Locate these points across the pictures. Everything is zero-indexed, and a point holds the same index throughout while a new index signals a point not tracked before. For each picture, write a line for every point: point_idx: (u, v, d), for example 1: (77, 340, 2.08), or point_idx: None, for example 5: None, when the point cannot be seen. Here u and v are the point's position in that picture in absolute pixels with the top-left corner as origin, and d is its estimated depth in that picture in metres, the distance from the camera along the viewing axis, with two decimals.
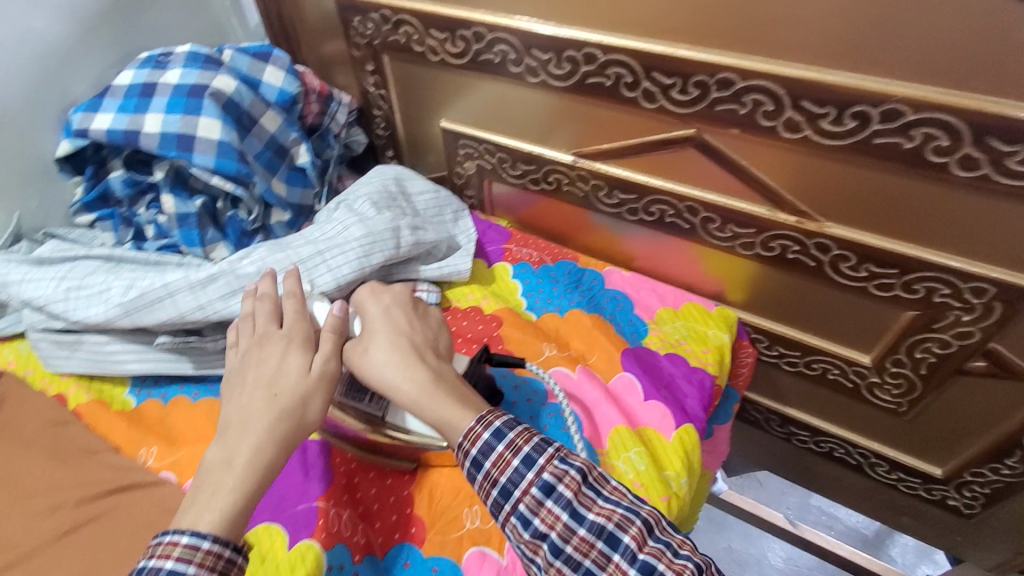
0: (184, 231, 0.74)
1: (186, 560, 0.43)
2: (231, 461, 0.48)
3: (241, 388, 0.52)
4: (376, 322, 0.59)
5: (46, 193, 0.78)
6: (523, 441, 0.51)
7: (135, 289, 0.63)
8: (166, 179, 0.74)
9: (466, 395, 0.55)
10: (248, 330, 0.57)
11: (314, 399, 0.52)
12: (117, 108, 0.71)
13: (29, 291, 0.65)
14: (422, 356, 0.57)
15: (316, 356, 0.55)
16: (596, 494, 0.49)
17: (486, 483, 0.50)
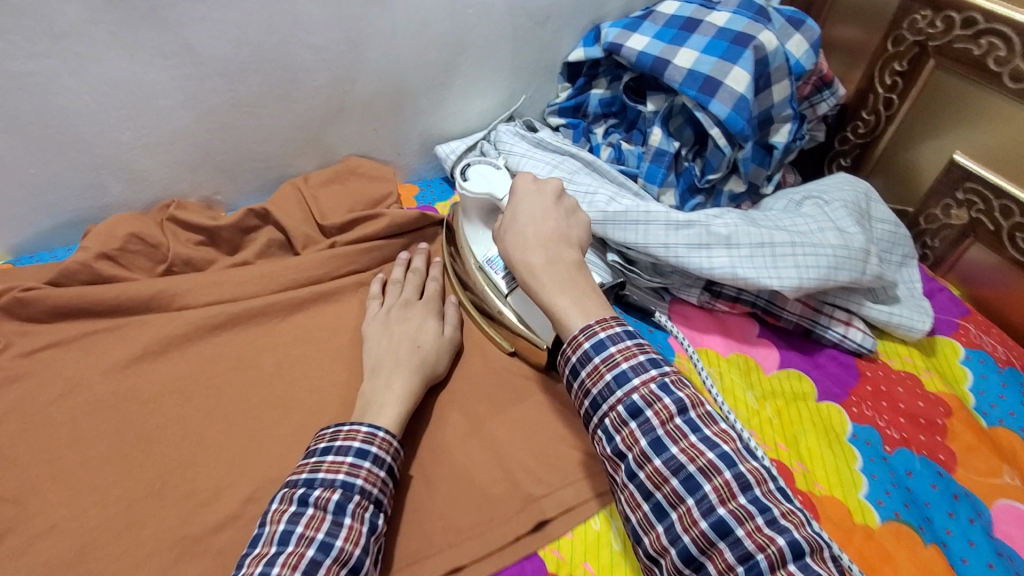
0: (651, 166, 0.74)
1: (369, 442, 0.47)
2: (390, 385, 0.54)
3: (386, 336, 0.59)
4: (517, 199, 0.55)
5: (539, 88, 0.86)
6: (625, 357, 0.45)
7: (617, 204, 0.65)
8: (658, 112, 0.74)
9: (570, 286, 0.49)
10: (393, 293, 0.65)
11: (441, 356, 0.59)
12: (654, 34, 0.72)
13: (526, 165, 0.72)
14: (556, 237, 0.52)
15: (446, 327, 0.63)
16: (689, 431, 0.42)
17: (579, 392, 0.46)
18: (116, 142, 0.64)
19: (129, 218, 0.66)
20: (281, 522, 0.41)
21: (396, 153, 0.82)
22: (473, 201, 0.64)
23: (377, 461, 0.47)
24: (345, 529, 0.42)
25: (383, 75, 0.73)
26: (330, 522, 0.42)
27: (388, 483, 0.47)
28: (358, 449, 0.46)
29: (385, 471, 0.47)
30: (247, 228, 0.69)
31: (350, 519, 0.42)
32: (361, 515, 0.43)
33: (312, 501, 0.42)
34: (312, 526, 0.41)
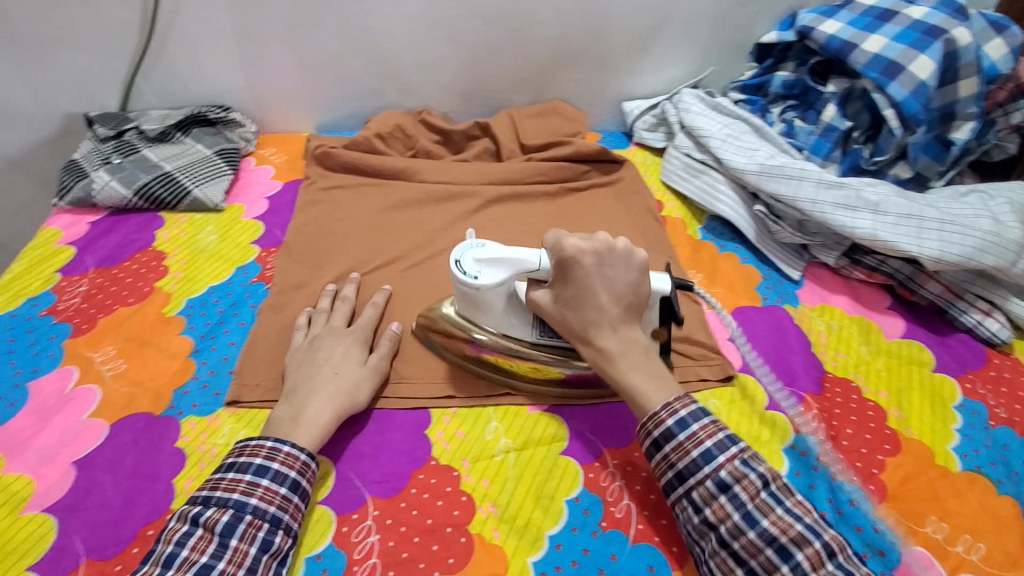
0: (818, 140, 0.82)
1: (270, 459, 0.49)
2: (296, 419, 0.53)
3: (306, 364, 0.58)
4: (586, 276, 0.51)
5: (727, 65, 0.97)
6: (707, 435, 0.49)
7: (776, 161, 0.75)
8: (837, 93, 0.82)
9: (650, 369, 0.52)
10: (321, 320, 0.65)
11: (363, 385, 0.58)
12: (849, 21, 0.80)
13: (699, 121, 0.83)
14: (626, 311, 0.52)
15: (372, 355, 0.61)
16: (775, 503, 0.46)
17: (662, 464, 0.49)
18: (400, 58, 0.90)
19: (396, 114, 0.91)
20: (171, 542, 0.44)
21: (590, 103, 0.98)
22: (495, 292, 0.56)
23: (277, 477, 0.48)
24: (231, 550, 0.44)
25: (594, 35, 0.90)
26: (215, 543, 0.44)
27: (292, 500, 0.48)
28: (269, 445, 0.50)
29: (288, 487, 0.49)
30: (470, 136, 0.91)
31: (242, 535, 0.45)
32: (253, 535, 0.45)
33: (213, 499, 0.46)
34: (197, 548, 0.44)
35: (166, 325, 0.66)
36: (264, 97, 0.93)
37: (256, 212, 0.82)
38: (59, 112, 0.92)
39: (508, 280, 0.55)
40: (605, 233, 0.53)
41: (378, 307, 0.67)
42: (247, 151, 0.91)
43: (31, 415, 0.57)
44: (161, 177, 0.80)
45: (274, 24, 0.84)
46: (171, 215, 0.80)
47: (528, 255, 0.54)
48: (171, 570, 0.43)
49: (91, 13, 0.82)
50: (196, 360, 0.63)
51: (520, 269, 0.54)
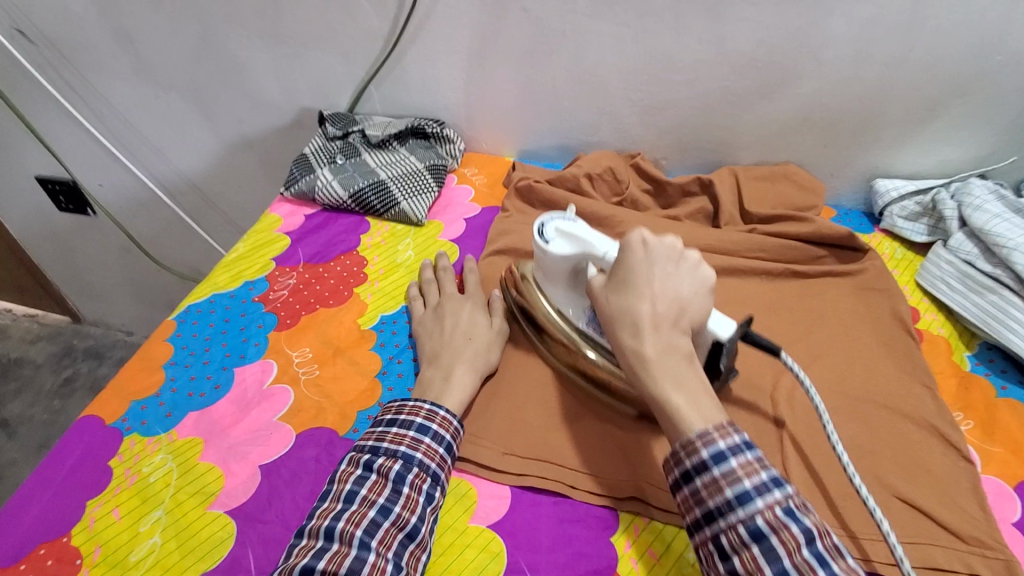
0: None
1: (414, 447, 0.50)
2: (447, 380, 0.56)
3: (438, 330, 0.62)
4: (636, 268, 0.48)
5: None
6: (747, 475, 0.41)
7: None
8: None
9: (687, 379, 0.44)
10: (434, 293, 0.67)
11: (493, 346, 0.61)
12: None
13: (998, 223, 0.66)
14: (673, 319, 0.46)
15: (493, 316, 0.64)
16: (818, 564, 0.38)
17: (673, 465, 0.44)
18: (626, 97, 0.84)
19: (609, 155, 0.85)
20: (328, 517, 0.45)
21: (831, 174, 0.84)
22: (560, 263, 0.58)
23: (422, 466, 0.49)
24: (381, 531, 0.45)
25: (860, 99, 0.76)
26: (370, 520, 0.45)
27: (433, 492, 0.49)
28: (420, 424, 0.51)
29: (430, 478, 0.49)
30: (687, 192, 0.82)
31: (394, 518, 0.45)
32: (404, 518, 0.46)
33: (375, 469, 0.48)
34: (353, 522, 0.44)
35: (359, 337, 0.65)
36: (479, 116, 0.92)
37: (453, 232, 0.80)
38: (296, 105, 1.00)
39: (574, 256, 0.57)
40: (676, 241, 0.50)
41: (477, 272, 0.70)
42: (452, 168, 0.91)
43: (232, 404, 0.58)
44: (376, 184, 0.81)
45: (510, 48, 0.83)
46: (376, 222, 0.81)
47: (600, 244, 0.55)
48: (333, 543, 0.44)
49: (348, 19, 0.86)
50: (381, 384, 0.60)
51: (588, 254, 0.55)
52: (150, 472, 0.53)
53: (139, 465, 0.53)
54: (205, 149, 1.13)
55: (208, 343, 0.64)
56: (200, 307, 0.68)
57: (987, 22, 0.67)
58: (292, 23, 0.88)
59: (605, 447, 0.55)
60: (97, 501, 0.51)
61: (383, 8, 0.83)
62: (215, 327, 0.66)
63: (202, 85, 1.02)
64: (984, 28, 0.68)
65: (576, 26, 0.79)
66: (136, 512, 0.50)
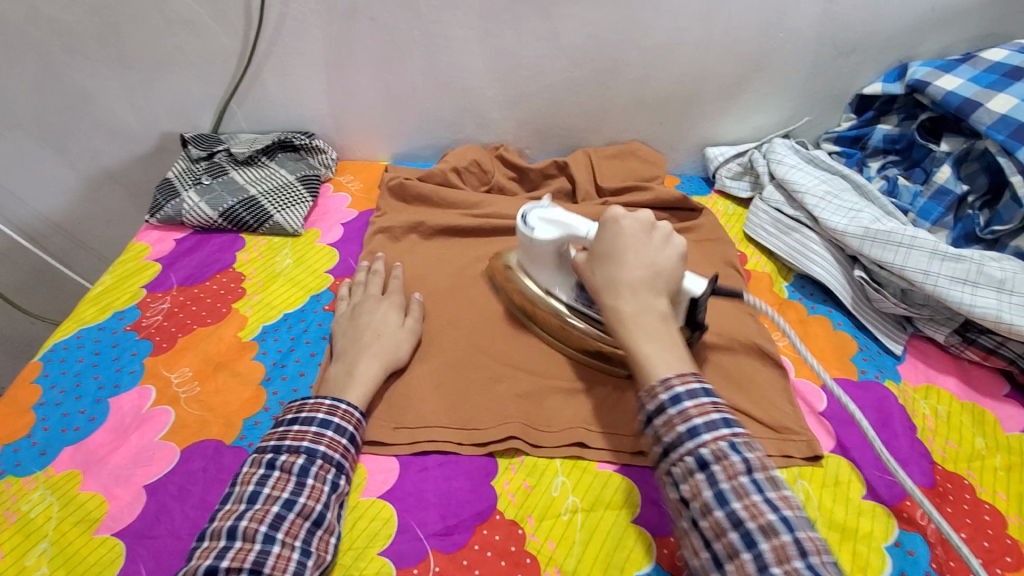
0: (928, 203, 0.74)
1: (316, 441, 0.53)
2: (352, 373, 0.59)
3: (351, 327, 0.65)
4: (613, 240, 0.57)
5: (825, 115, 0.91)
6: (698, 414, 0.48)
7: (883, 225, 0.69)
8: (952, 153, 0.75)
9: (658, 334, 0.52)
10: (359, 291, 0.70)
11: (403, 342, 0.64)
12: (972, 77, 0.73)
13: (794, 174, 0.79)
14: (647, 280, 0.55)
15: (409, 318, 0.67)
16: (753, 489, 0.45)
17: (653, 439, 0.49)
18: (482, 94, 0.90)
19: (474, 149, 0.91)
20: (229, 516, 0.48)
21: (670, 147, 0.95)
22: (546, 245, 0.63)
23: (325, 458, 0.52)
24: (286, 522, 0.48)
25: (681, 79, 0.87)
26: (272, 514, 0.48)
27: (338, 483, 0.52)
28: (321, 419, 0.54)
29: (334, 470, 0.53)
30: (547, 175, 0.90)
31: (298, 509, 0.49)
32: (306, 510, 0.49)
33: (279, 466, 0.51)
34: (257, 518, 0.47)
35: (240, 349, 0.66)
36: (347, 125, 0.95)
37: (331, 237, 0.83)
38: (158, 130, 0.97)
39: (559, 240, 0.63)
40: (649, 212, 0.59)
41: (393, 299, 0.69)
42: (326, 177, 0.93)
43: (110, 433, 0.58)
44: (246, 201, 0.82)
45: (364, 56, 0.87)
46: (252, 237, 0.82)
47: (580, 224, 0.62)
48: (237, 540, 0.46)
49: (197, 40, 0.86)
50: (266, 389, 0.62)
51: (573, 235, 0.62)
52: (31, 508, 0.52)
53: (16, 505, 0.52)
54: (64, 187, 1.07)
55: (79, 378, 0.63)
56: (68, 344, 0.66)
57: (767, 6, 0.79)
58: (138, 49, 0.87)
59: (482, 408, 0.61)
60: None
61: (231, 25, 0.84)
62: (86, 361, 0.65)
63: (49, 121, 0.97)
64: (764, 11, 0.80)
65: (424, 33, 0.83)
66: (18, 549, 0.50)
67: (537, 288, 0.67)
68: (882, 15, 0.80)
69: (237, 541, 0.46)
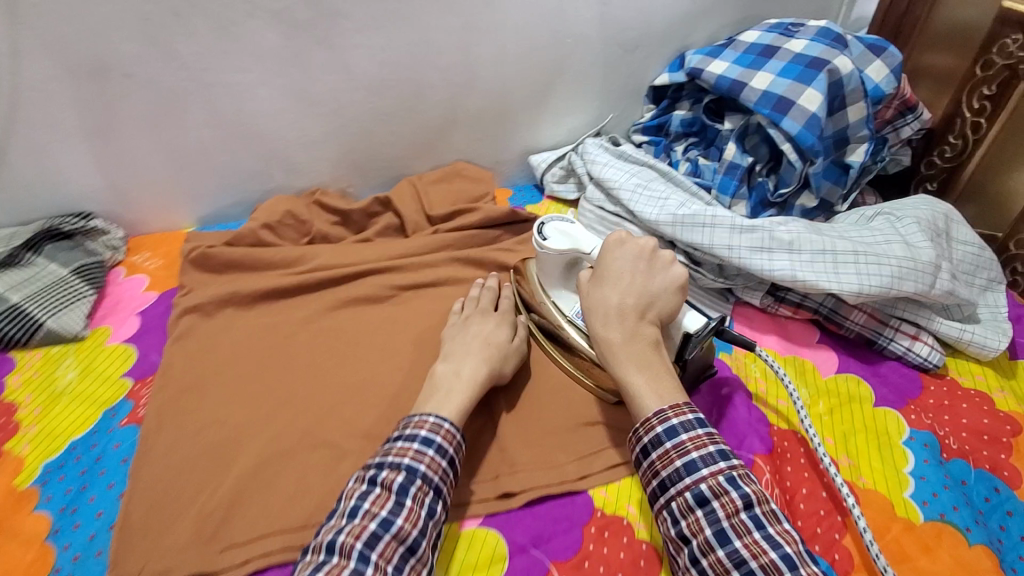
0: (724, 178, 0.80)
1: (418, 459, 0.49)
2: (459, 373, 0.59)
3: (460, 335, 0.65)
4: (614, 260, 0.58)
5: (628, 109, 0.95)
6: (696, 446, 0.48)
7: (687, 209, 0.72)
8: (734, 129, 0.81)
9: (645, 362, 0.53)
10: (471, 303, 0.70)
11: (507, 359, 0.63)
12: (735, 59, 0.80)
13: (607, 172, 0.81)
14: (637, 309, 0.55)
15: (515, 336, 0.66)
16: (754, 526, 0.44)
17: (648, 470, 0.50)
18: (283, 138, 0.83)
19: (285, 199, 0.83)
20: (333, 531, 0.44)
21: (495, 161, 0.94)
22: (555, 257, 0.63)
23: (425, 479, 0.48)
24: (382, 543, 0.44)
25: (489, 94, 0.86)
26: (371, 534, 0.44)
27: (435, 507, 0.48)
28: (423, 436, 0.50)
29: (433, 490, 0.48)
30: (372, 213, 0.85)
31: (394, 530, 0.45)
32: (405, 533, 0.45)
33: (379, 482, 0.47)
34: (354, 534, 0.44)
35: (15, 503, 0.55)
36: (131, 195, 0.83)
37: (127, 332, 0.71)
38: None
39: (569, 253, 0.62)
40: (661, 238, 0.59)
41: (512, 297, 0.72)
42: (114, 261, 0.80)
43: None
44: (4, 311, 0.68)
45: (129, 118, 0.75)
46: (23, 353, 0.68)
47: (588, 243, 0.61)
48: (333, 557, 0.43)
49: None
50: (55, 544, 0.52)
51: (579, 252, 0.62)
52: None
53: None
54: None
55: None
56: None
57: (549, 13, 0.81)
58: None
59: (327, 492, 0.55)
60: None
61: None
62: None
63: None
64: (549, 17, 0.81)
65: (195, 83, 0.74)
66: None
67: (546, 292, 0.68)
68: (653, 11, 0.85)
69: (332, 559, 0.43)
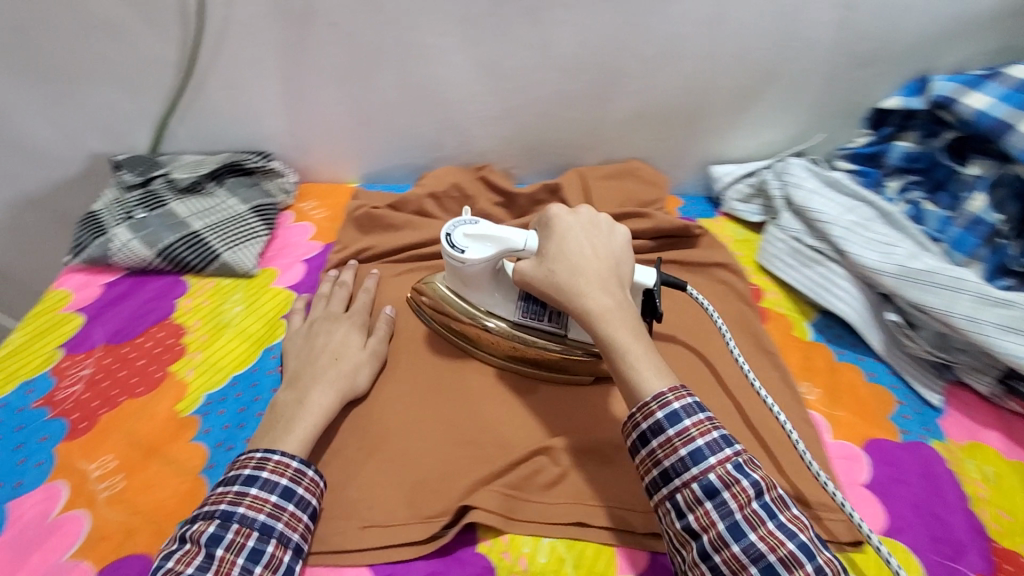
0: (961, 233, 0.68)
1: (236, 502, 0.44)
2: (302, 401, 0.53)
3: (306, 349, 0.58)
4: (558, 236, 0.54)
5: (839, 131, 0.83)
6: (699, 432, 0.45)
7: (920, 262, 0.61)
8: (983, 177, 0.69)
9: (627, 324, 0.49)
10: (321, 304, 0.64)
11: (362, 369, 0.58)
12: (1005, 93, 0.66)
13: (815, 200, 0.71)
14: (610, 276, 0.52)
15: (371, 338, 0.61)
16: (767, 515, 0.41)
17: (648, 459, 0.46)
18: (462, 109, 0.79)
19: (454, 171, 0.81)
20: (161, 556, 0.43)
21: (672, 165, 0.86)
22: (479, 266, 0.56)
23: (267, 484, 0.46)
24: (217, 561, 0.42)
25: (686, 92, 0.78)
26: (203, 554, 0.42)
27: (285, 507, 0.46)
28: (244, 477, 0.46)
29: (279, 493, 0.46)
30: (537, 200, 0.80)
31: (227, 542, 0.42)
32: (242, 544, 0.43)
33: (188, 536, 0.43)
34: (182, 560, 0.41)
35: (178, 428, 0.55)
36: (307, 142, 0.83)
37: (291, 278, 0.71)
38: (86, 151, 0.84)
39: (493, 258, 0.55)
40: (588, 207, 0.57)
41: (372, 291, 0.67)
42: (285, 205, 0.81)
43: (6, 553, 0.46)
44: (188, 237, 0.70)
45: (326, 66, 0.75)
46: (196, 280, 0.70)
47: (515, 236, 0.55)
48: None
49: (128, 49, 0.73)
50: (208, 479, 0.51)
51: (507, 249, 0.55)
52: None
53: None
54: None
55: None
56: None
57: (781, 11, 0.71)
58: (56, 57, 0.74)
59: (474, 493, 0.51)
60: None
61: (166, 32, 0.71)
62: None
63: None
64: (779, 16, 0.71)
65: (396, 39, 0.72)
66: None
67: (461, 301, 0.60)
68: (902, 21, 0.72)
69: None
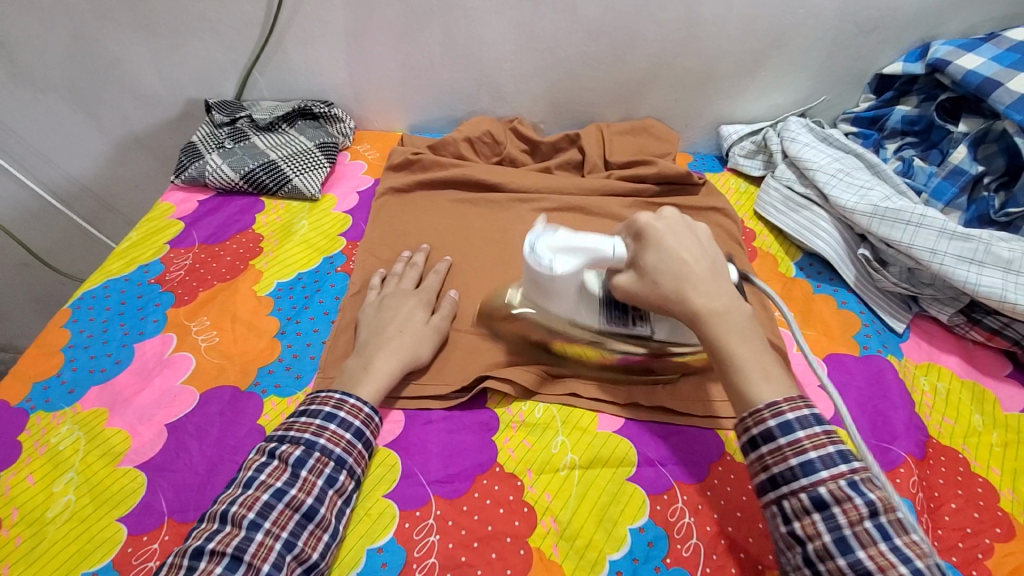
0: (942, 183, 0.75)
1: (318, 434, 0.52)
2: (368, 368, 0.58)
3: (376, 321, 0.63)
4: (662, 235, 0.50)
5: (843, 94, 0.90)
6: (813, 446, 0.43)
7: (892, 203, 0.69)
8: (969, 133, 0.75)
9: (749, 331, 0.47)
10: (392, 283, 0.69)
11: (425, 341, 0.62)
12: (994, 56, 0.73)
13: (807, 151, 0.80)
14: (712, 271, 0.49)
15: (435, 315, 0.65)
16: (881, 537, 0.40)
17: (755, 463, 0.45)
18: (499, 66, 0.91)
19: (488, 121, 0.93)
20: (251, 468, 0.50)
21: (684, 124, 0.95)
22: (569, 280, 0.55)
23: (343, 424, 0.53)
24: (301, 480, 0.49)
25: (699, 55, 0.87)
26: (289, 472, 0.49)
27: (355, 445, 0.53)
28: (326, 412, 0.53)
29: (352, 434, 0.53)
30: (558, 148, 0.91)
31: (310, 467, 0.50)
32: (321, 470, 0.50)
33: (277, 454, 0.50)
34: (272, 475, 0.49)
35: (257, 304, 0.69)
36: (364, 94, 0.96)
37: (347, 205, 0.85)
38: (184, 96, 1.00)
39: (580, 268, 0.54)
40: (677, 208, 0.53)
41: (441, 274, 0.70)
42: (344, 146, 0.95)
43: (135, 376, 0.61)
44: (266, 164, 0.85)
45: (383, 25, 0.87)
46: (271, 201, 0.85)
47: (602, 243, 0.53)
48: (249, 490, 0.48)
49: (223, 9, 0.87)
50: (281, 341, 0.65)
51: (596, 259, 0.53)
52: (59, 441, 0.56)
53: (47, 437, 0.57)
54: (94, 150, 1.11)
55: (107, 324, 0.67)
56: (97, 292, 0.70)
57: None
58: (164, 14, 0.88)
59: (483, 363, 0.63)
60: (10, 471, 0.54)
61: None
62: (113, 309, 0.68)
63: (79, 83, 0.99)
64: None
65: (444, 2, 0.84)
66: (48, 476, 0.54)
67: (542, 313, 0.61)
68: None
69: (249, 491, 0.48)
